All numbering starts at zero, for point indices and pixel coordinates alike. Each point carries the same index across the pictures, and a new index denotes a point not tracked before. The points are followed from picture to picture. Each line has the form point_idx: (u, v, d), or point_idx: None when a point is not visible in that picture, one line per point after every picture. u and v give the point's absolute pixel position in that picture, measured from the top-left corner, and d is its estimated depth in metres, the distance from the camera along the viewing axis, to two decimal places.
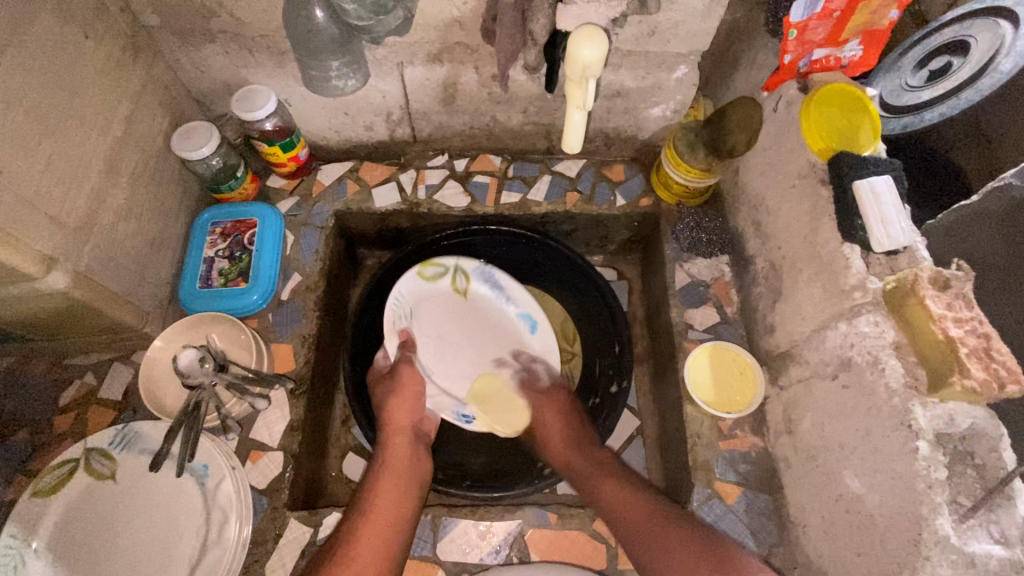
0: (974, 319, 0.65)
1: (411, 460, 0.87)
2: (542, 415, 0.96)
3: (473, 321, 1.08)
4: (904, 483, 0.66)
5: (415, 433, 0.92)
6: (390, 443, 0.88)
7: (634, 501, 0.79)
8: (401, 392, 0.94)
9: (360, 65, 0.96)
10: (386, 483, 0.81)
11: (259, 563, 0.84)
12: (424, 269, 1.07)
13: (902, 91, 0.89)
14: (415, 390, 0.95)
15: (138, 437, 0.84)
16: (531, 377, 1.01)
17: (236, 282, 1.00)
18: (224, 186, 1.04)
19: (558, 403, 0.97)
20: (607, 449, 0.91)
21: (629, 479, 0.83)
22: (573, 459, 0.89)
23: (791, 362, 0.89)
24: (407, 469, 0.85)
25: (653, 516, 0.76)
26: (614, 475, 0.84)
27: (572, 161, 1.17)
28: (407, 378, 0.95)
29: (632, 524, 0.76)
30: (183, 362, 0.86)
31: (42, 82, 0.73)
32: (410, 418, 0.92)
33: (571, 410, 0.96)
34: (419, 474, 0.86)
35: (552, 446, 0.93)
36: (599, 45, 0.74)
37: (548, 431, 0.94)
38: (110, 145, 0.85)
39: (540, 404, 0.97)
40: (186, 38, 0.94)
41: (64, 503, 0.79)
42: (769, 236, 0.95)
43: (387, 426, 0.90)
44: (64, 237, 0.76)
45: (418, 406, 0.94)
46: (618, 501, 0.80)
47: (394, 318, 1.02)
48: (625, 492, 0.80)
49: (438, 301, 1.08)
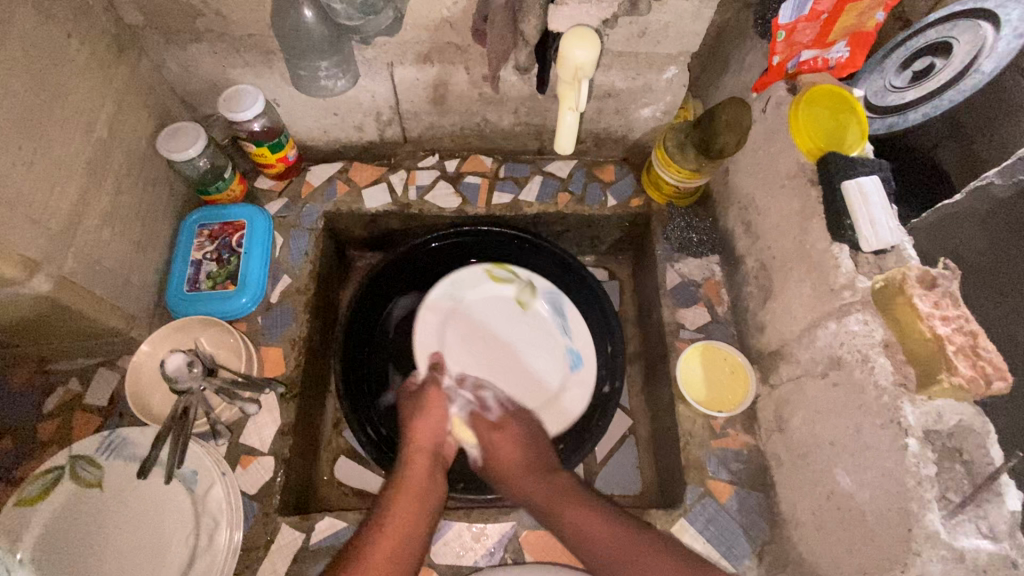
0: (961, 317, 0.66)
1: (431, 481, 0.81)
2: (501, 444, 0.87)
3: (512, 330, 1.08)
4: (893, 480, 0.67)
5: (435, 454, 0.85)
6: (412, 461, 0.82)
7: (607, 530, 0.74)
8: (428, 409, 0.89)
9: (350, 65, 0.95)
10: (404, 506, 0.76)
11: (250, 570, 0.83)
12: (494, 270, 1.11)
13: (886, 92, 0.90)
14: (441, 410, 0.89)
15: (125, 443, 0.83)
16: (482, 404, 0.93)
17: (225, 285, 0.99)
18: (212, 187, 1.03)
19: (511, 432, 0.88)
20: (566, 474, 0.84)
21: (600, 506, 0.78)
22: (533, 490, 0.82)
23: (781, 361, 0.90)
24: (426, 490, 0.79)
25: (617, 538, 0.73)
26: (571, 497, 0.79)
27: (563, 161, 1.18)
28: (431, 399, 0.90)
29: (610, 555, 0.72)
30: (170, 367, 0.84)
31: (25, 83, 0.71)
32: (433, 437, 0.86)
33: (525, 439, 0.87)
34: (434, 495, 0.80)
35: (510, 478, 0.84)
36: (592, 46, 0.74)
37: (506, 461, 0.85)
38: (94, 148, 0.83)
39: (496, 435, 0.88)
40: (172, 38, 0.93)
41: (48, 513, 0.77)
42: (759, 235, 0.96)
43: (410, 441, 0.85)
44: (47, 240, 0.75)
45: (445, 426, 0.88)
46: (585, 529, 0.75)
47: (450, 321, 1.06)
48: (592, 520, 0.76)
49: (499, 307, 1.09)
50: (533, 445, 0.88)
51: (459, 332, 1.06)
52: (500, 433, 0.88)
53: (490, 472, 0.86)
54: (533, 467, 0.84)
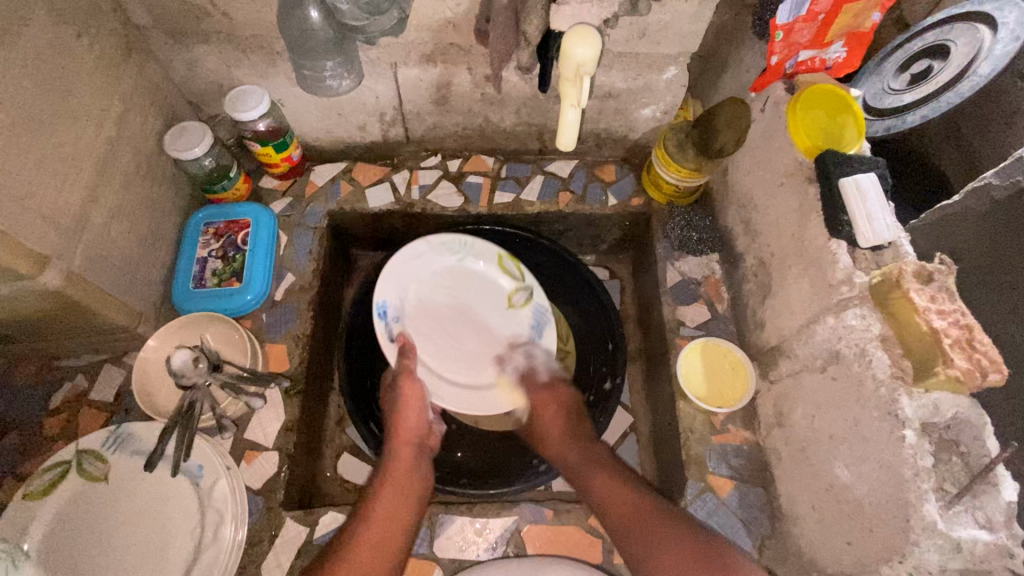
0: (957, 311, 0.67)
1: (414, 471, 0.84)
2: (542, 413, 0.94)
3: (476, 318, 1.04)
4: (891, 471, 0.67)
5: (420, 446, 0.89)
6: (395, 454, 0.86)
7: (624, 497, 0.78)
8: (407, 400, 0.90)
9: (354, 65, 0.96)
10: (387, 493, 0.79)
11: (255, 563, 0.84)
12: (510, 261, 1.06)
13: (884, 94, 0.92)
14: (419, 399, 0.91)
15: (131, 438, 0.84)
16: (529, 369, 1.00)
17: (230, 282, 1.00)
18: (218, 186, 1.04)
19: (557, 396, 0.95)
20: (605, 444, 0.89)
21: (622, 473, 0.82)
22: (568, 456, 0.88)
23: (780, 357, 0.91)
24: (409, 481, 0.83)
25: (637, 509, 0.76)
26: (604, 469, 0.83)
27: (564, 161, 1.19)
28: (407, 390, 0.91)
29: (623, 521, 0.76)
30: (176, 362, 0.85)
31: (35, 81, 0.73)
32: (416, 429, 0.90)
33: (568, 410, 0.93)
34: (421, 486, 0.83)
35: (546, 445, 0.92)
36: (593, 44, 0.75)
37: (546, 428, 0.93)
38: (102, 146, 0.84)
39: (539, 399, 0.95)
40: (179, 39, 0.95)
41: (56, 506, 0.78)
42: (758, 233, 0.97)
43: (395, 436, 0.88)
44: (56, 235, 0.76)
45: (421, 417, 0.91)
46: (608, 495, 0.79)
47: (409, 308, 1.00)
48: (614, 485, 0.80)
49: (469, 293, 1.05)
50: (579, 415, 0.93)
51: (421, 318, 1.01)
52: (550, 395, 0.95)
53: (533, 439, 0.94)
54: (580, 435, 0.90)
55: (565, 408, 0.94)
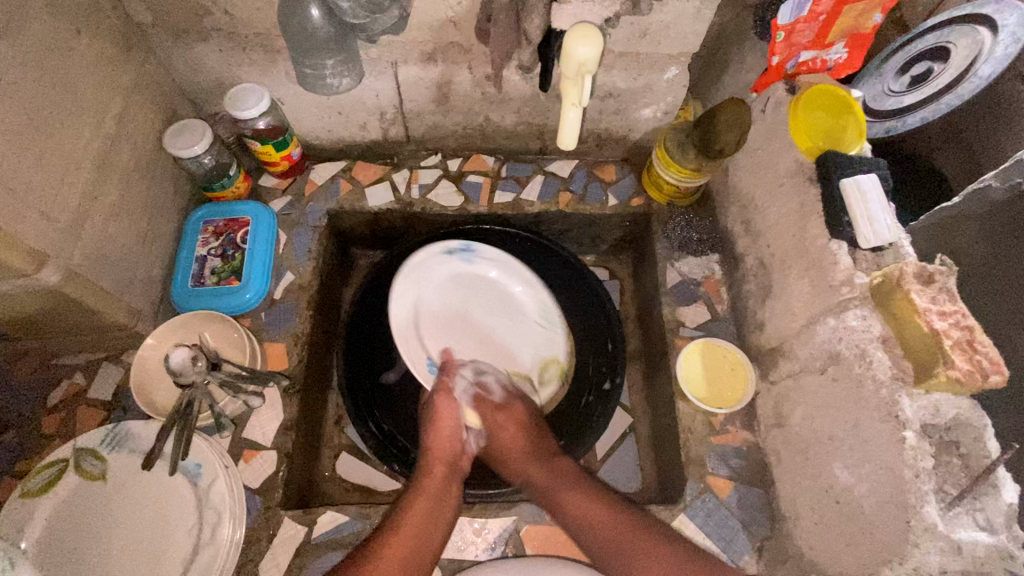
0: (958, 312, 0.67)
1: (446, 491, 0.84)
2: (502, 430, 0.92)
3: (480, 323, 1.04)
4: (891, 473, 0.67)
5: (454, 463, 0.88)
6: (429, 471, 0.86)
7: (605, 516, 0.79)
8: (438, 421, 0.91)
9: (355, 63, 0.96)
10: (418, 510, 0.79)
11: (253, 562, 0.84)
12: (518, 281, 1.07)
13: (885, 96, 0.92)
14: (453, 417, 0.91)
15: (129, 436, 0.84)
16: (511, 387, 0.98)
17: (229, 280, 1.00)
18: (217, 185, 1.04)
19: (515, 412, 0.93)
20: (566, 459, 0.90)
21: (592, 489, 0.83)
22: (534, 473, 0.88)
23: (781, 358, 0.90)
24: (441, 497, 0.83)
25: (611, 529, 0.78)
26: (574, 487, 0.84)
27: (564, 161, 1.19)
28: (441, 407, 0.91)
29: (600, 538, 0.78)
30: (175, 360, 0.84)
31: (34, 78, 0.72)
32: (450, 447, 0.89)
33: (530, 426, 0.92)
34: (451, 505, 0.83)
35: (509, 458, 0.90)
36: (595, 43, 0.75)
37: (507, 447, 0.91)
38: (102, 143, 0.84)
39: (494, 416, 0.92)
40: (179, 36, 0.94)
41: (53, 505, 0.78)
42: (759, 233, 0.97)
43: (429, 452, 0.88)
44: (55, 233, 0.75)
45: (458, 436, 0.91)
46: (580, 514, 0.81)
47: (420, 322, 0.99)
48: (587, 503, 0.81)
49: (471, 297, 1.06)
50: (536, 431, 0.93)
51: (430, 326, 1.00)
52: (505, 414, 0.92)
53: (491, 454, 0.92)
54: (538, 449, 0.90)
55: (525, 428, 0.92)
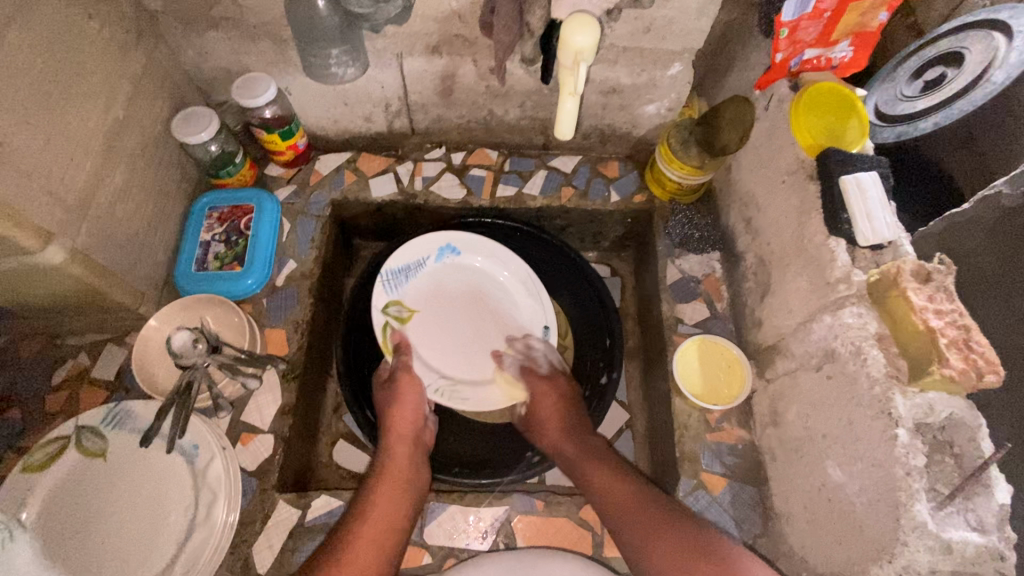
0: (955, 311, 0.66)
1: (411, 469, 0.86)
2: (541, 401, 0.96)
3: (476, 305, 1.06)
4: (882, 470, 0.67)
5: (414, 441, 0.91)
6: (391, 450, 0.88)
7: (625, 491, 0.79)
8: (401, 396, 0.94)
9: (360, 54, 0.98)
10: (384, 490, 0.81)
11: (246, 544, 0.85)
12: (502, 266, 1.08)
13: (897, 101, 0.91)
14: (415, 394, 0.95)
15: (129, 416, 0.85)
16: (529, 360, 1.01)
17: (231, 266, 1.01)
18: (223, 172, 1.06)
19: (556, 387, 0.97)
20: (601, 437, 0.91)
21: (622, 468, 0.84)
22: (564, 445, 0.90)
23: (777, 356, 0.90)
24: (405, 476, 0.85)
25: (638, 507, 0.76)
26: (602, 465, 0.84)
27: (568, 156, 1.19)
28: (403, 386, 0.95)
29: (625, 516, 0.77)
30: (177, 343, 0.87)
31: (45, 59, 0.74)
32: (411, 426, 0.92)
33: (567, 401, 0.96)
34: (418, 482, 0.85)
35: (544, 430, 0.94)
36: (593, 33, 0.75)
37: (540, 414, 0.95)
38: (110, 126, 0.86)
39: (538, 387, 0.97)
40: (189, 24, 0.96)
41: (54, 480, 0.79)
42: (759, 231, 0.97)
43: (390, 432, 0.90)
44: (62, 212, 0.77)
45: (416, 411, 0.94)
46: (609, 492, 0.80)
47: (399, 290, 1.03)
48: (613, 480, 0.81)
49: (440, 282, 1.07)
50: (574, 406, 0.96)
51: (435, 301, 1.06)
52: (547, 384, 0.97)
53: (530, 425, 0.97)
54: (573, 425, 0.92)
55: (563, 396, 0.96)
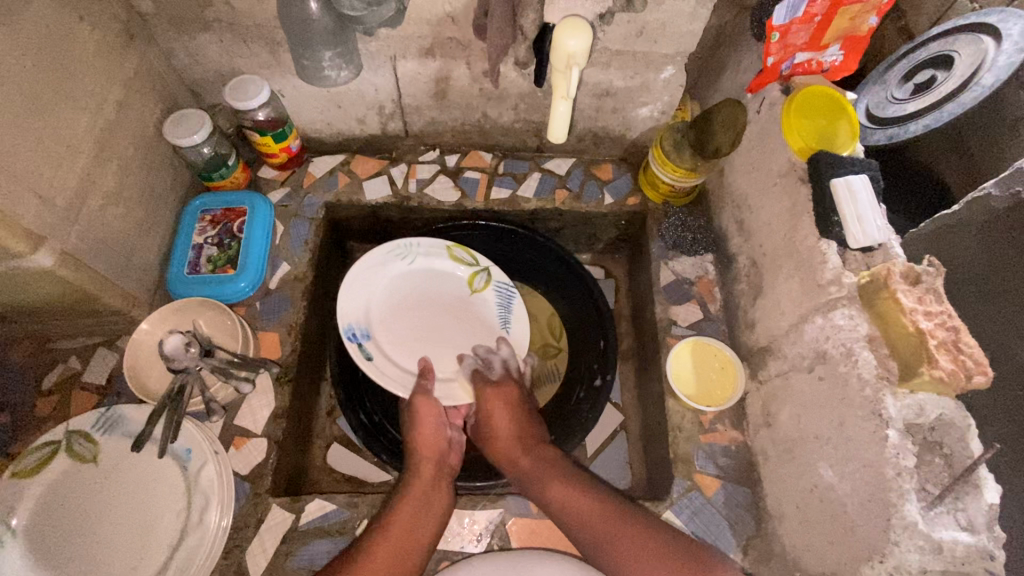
0: (944, 313, 0.67)
1: (436, 486, 0.86)
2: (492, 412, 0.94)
3: (463, 313, 1.06)
4: (873, 471, 0.67)
5: (441, 462, 0.90)
6: (418, 470, 0.87)
7: (588, 503, 0.80)
8: (419, 417, 0.92)
9: (353, 56, 0.97)
10: (406, 509, 0.80)
11: (239, 548, 0.84)
12: (469, 278, 1.09)
13: (888, 103, 0.90)
14: (433, 414, 0.92)
15: (121, 420, 0.84)
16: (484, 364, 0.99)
17: (224, 269, 1.01)
18: (215, 174, 1.05)
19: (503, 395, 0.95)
20: (553, 448, 0.92)
21: (581, 479, 0.85)
22: (520, 459, 0.90)
23: (770, 357, 0.91)
24: (428, 495, 0.84)
25: (608, 519, 0.78)
26: (558, 475, 0.85)
27: (562, 159, 1.20)
28: (423, 408, 0.92)
29: (585, 524, 0.78)
30: (167, 346, 0.84)
31: (34, 63, 0.73)
32: (437, 446, 0.91)
33: (518, 410, 0.94)
34: (443, 499, 0.85)
35: (496, 443, 0.93)
36: (585, 36, 0.76)
37: (498, 429, 0.93)
38: (101, 128, 0.85)
39: (487, 395, 0.95)
40: (181, 26, 0.96)
41: (44, 485, 0.79)
42: (751, 233, 0.98)
43: (417, 450, 0.90)
44: (52, 215, 0.77)
45: (440, 430, 0.92)
46: (570, 501, 0.81)
47: (424, 251, 1.08)
48: (573, 493, 0.82)
49: (451, 287, 1.08)
50: (525, 416, 0.95)
51: (400, 302, 1.04)
52: (496, 393, 0.95)
53: (483, 436, 0.95)
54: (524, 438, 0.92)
55: (513, 406, 0.94)
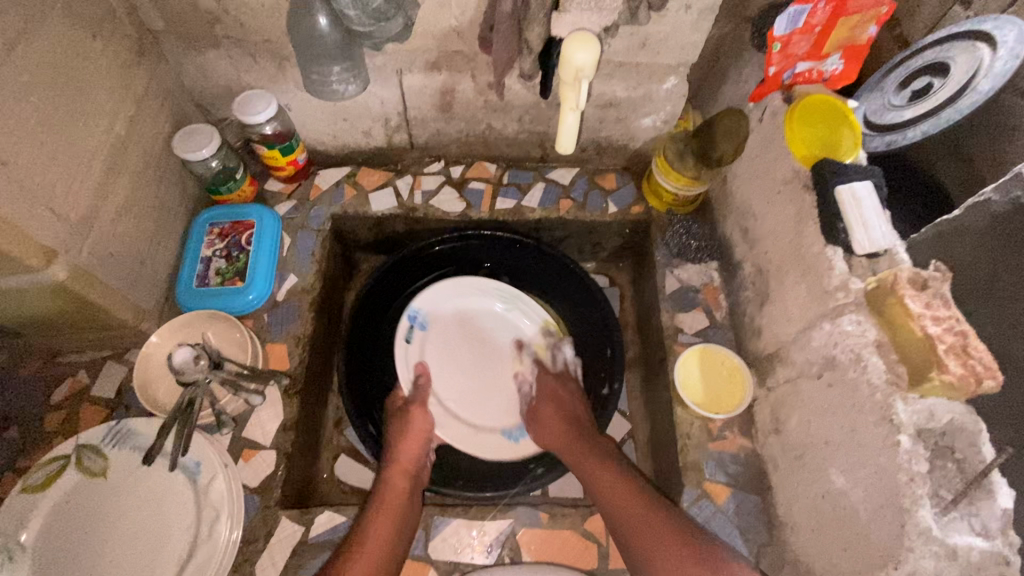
0: (952, 318, 0.66)
1: (410, 501, 0.86)
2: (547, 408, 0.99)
3: (481, 346, 1.08)
4: (886, 476, 0.67)
5: (415, 477, 0.90)
6: (389, 482, 0.87)
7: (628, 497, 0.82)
8: (409, 432, 0.95)
9: (361, 70, 0.98)
10: (380, 523, 0.80)
11: (250, 562, 0.84)
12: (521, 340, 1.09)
13: (885, 110, 0.92)
14: (420, 432, 0.95)
15: (131, 434, 0.84)
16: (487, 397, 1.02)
17: (232, 281, 1.01)
18: (223, 187, 1.06)
19: (563, 386, 1.02)
20: (609, 442, 0.94)
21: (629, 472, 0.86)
22: (579, 455, 0.91)
23: (777, 363, 0.91)
24: (402, 510, 0.84)
25: (642, 517, 0.79)
26: (606, 471, 0.86)
27: (566, 169, 1.21)
28: (416, 419, 0.96)
29: (632, 524, 0.79)
30: (177, 359, 0.86)
31: (50, 81, 0.75)
32: (415, 460, 0.92)
33: (573, 406, 0.99)
34: (413, 514, 0.85)
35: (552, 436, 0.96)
36: (592, 49, 0.77)
37: (548, 421, 0.97)
38: (113, 144, 0.86)
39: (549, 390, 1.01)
40: (191, 43, 0.97)
41: (55, 499, 0.79)
42: (756, 241, 0.98)
43: (393, 463, 0.90)
44: (65, 231, 0.77)
45: (421, 448, 0.94)
46: (619, 502, 0.82)
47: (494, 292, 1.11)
48: (624, 490, 0.83)
49: (502, 335, 1.09)
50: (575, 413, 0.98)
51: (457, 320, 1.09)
52: (556, 381, 1.03)
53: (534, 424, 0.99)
54: (582, 434, 0.94)
55: (568, 409, 0.98)
